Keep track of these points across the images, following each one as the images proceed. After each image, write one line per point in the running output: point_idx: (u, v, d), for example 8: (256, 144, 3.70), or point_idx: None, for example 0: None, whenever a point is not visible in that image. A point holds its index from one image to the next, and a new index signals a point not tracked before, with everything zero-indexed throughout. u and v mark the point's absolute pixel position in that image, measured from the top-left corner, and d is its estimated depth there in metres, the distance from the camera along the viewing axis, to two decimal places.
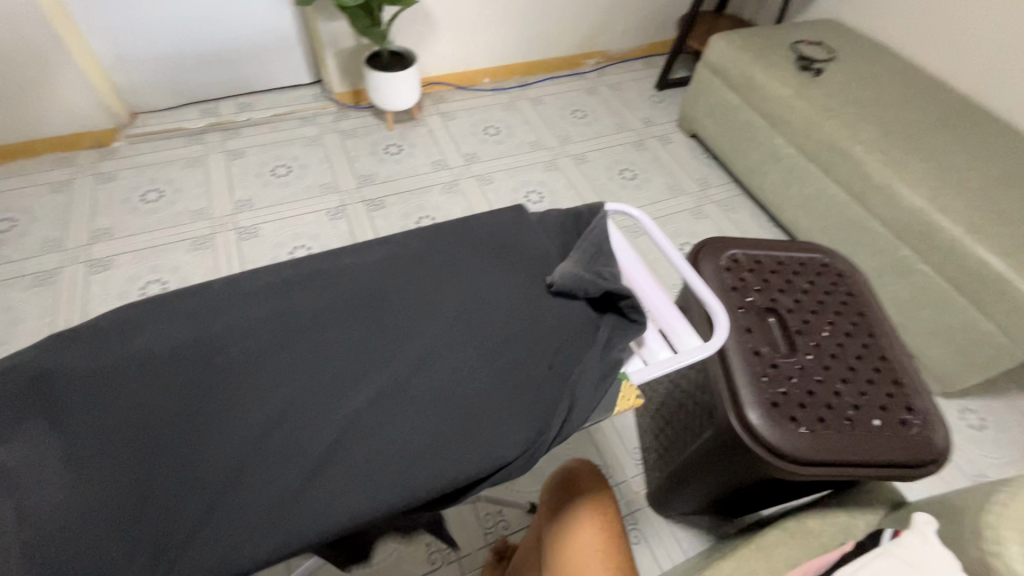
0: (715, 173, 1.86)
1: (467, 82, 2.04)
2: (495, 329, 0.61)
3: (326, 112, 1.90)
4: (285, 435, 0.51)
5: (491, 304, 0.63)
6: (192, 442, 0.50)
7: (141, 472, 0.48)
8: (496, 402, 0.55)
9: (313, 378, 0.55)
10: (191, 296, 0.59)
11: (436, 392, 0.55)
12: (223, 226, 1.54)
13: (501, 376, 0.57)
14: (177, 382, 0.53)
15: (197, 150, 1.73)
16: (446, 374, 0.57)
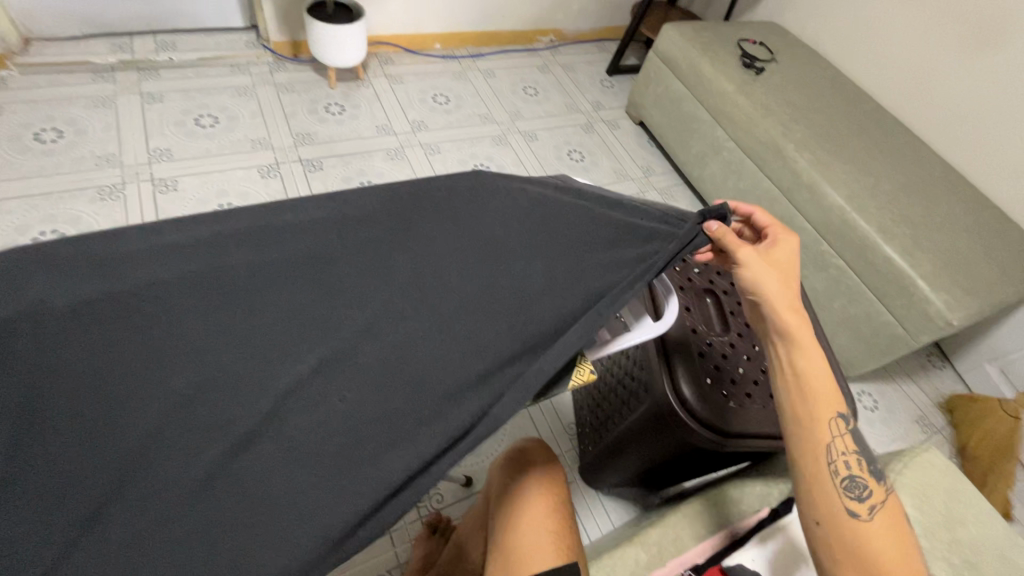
0: (658, 161, 1.91)
1: (417, 46, 1.95)
2: (448, 296, 0.59)
3: (261, 62, 1.75)
4: (217, 404, 0.48)
5: (445, 269, 0.61)
6: (112, 407, 0.46)
7: (41, 441, 0.43)
8: (447, 372, 0.54)
9: (250, 340, 0.51)
10: (98, 241, 0.52)
11: (385, 359, 0.54)
12: (136, 176, 1.39)
13: (454, 342, 0.56)
14: (80, 341, 0.47)
15: (107, 88, 1.54)
16: (395, 340, 0.55)
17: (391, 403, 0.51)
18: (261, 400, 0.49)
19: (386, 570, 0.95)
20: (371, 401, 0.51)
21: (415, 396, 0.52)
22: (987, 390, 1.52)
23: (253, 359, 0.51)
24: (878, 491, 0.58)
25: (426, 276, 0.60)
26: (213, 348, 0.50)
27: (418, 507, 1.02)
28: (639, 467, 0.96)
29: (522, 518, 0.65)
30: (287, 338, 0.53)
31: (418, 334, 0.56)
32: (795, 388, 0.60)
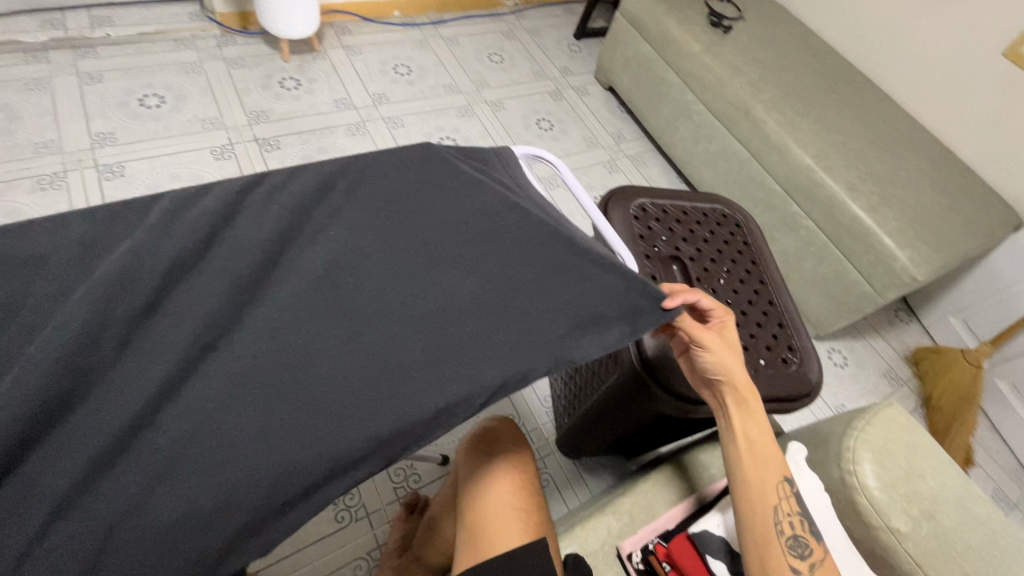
0: (629, 127, 1.87)
1: (375, 14, 1.86)
2: (401, 259, 0.49)
3: (208, 35, 1.65)
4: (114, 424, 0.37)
5: (393, 230, 0.50)
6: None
7: None
8: (402, 345, 0.44)
9: (152, 337, 0.41)
10: None
11: (322, 339, 0.43)
12: (79, 162, 1.31)
13: (407, 314, 0.45)
14: None
15: (39, 69, 1.44)
16: (336, 317, 0.44)
17: (324, 383, 0.41)
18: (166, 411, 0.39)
19: (365, 552, 0.95)
20: (305, 392, 0.40)
21: (359, 377, 0.42)
22: (951, 341, 1.57)
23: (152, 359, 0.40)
24: (822, 555, 0.58)
25: (370, 238, 0.49)
26: (103, 350, 0.39)
27: (396, 488, 1.02)
28: (616, 434, 0.95)
29: (489, 495, 0.64)
30: (192, 322, 0.42)
31: (364, 303, 0.45)
32: (744, 453, 0.60)
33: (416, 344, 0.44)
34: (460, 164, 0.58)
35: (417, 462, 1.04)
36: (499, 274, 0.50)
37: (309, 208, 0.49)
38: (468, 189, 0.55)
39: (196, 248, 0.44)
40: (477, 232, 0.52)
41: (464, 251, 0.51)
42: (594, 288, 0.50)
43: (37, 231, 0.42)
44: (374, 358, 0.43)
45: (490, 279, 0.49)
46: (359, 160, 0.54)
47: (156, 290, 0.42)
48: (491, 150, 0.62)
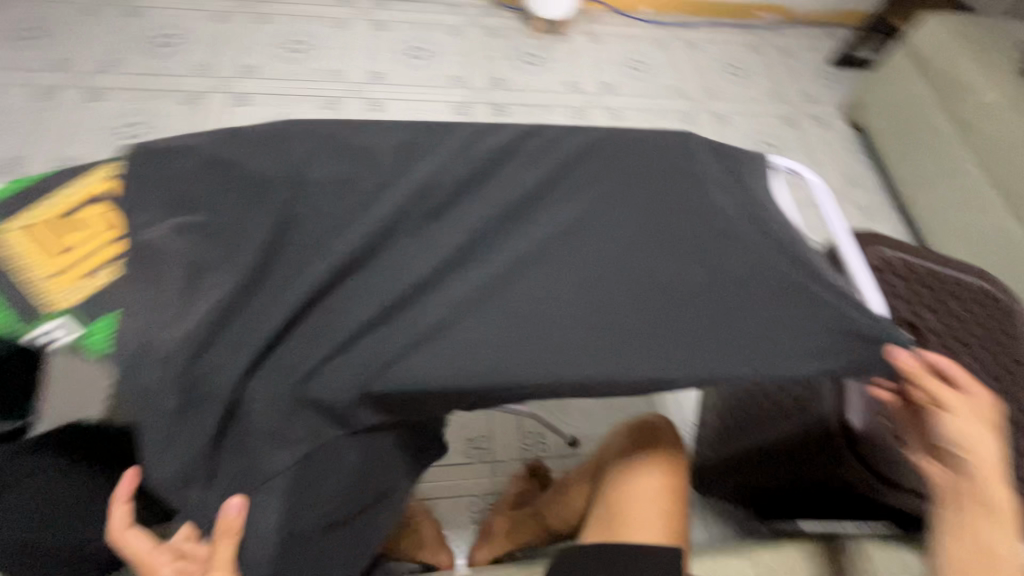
0: (867, 174, 1.65)
1: (626, 7, 1.89)
2: (643, 232, 0.50)
3: (476, 4, 1.83)
4: (394, 292, 0.45)
5: (641, 204, 0.52)
6: (308, 275, 0.45)
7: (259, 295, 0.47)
8: (627, 312, 0.46)
9: (430, 235, 0.48)
10: None
11: (560, 283, 0.47)
12: (354, 92, 1.57)
13: (638, 284, 0.47)
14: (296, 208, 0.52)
15: (347, 12, 1.75)
16: (577, 267, 0.48)
17: (555, 320, 0.45)
18: (430, 297, 0.46)
19: (481, 493, 1.02)
20: (537, 321, 0.44)
21: (586, 325, 0.45)
22: None
23: (428, 252, 0.47)
24: None
25: (619, 204, 0.52)
26: (399, 235, 0.48)
27: (523, 450, 1.07)
28: (764, 487, 0.87)
29: (633, 487, 0.64)
30: (465, 233, 0.48)
31: (604, 261, 0.48)
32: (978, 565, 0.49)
33: (643, 314, 0.46)
34: (716, 158, 0.57)
35: (548, 433, 1.07)
36: (732, 275, 0.49)
37: (575, 164, 0.53)
38: (718, 186, 0.55)
39: (477, 175, 0.51)
40: (720, 227, 0.52)
41: (704, 243, 0.51)
42: (825, 316, 0.48)
43: (374, 128, 0.52)
44: (601, 314, 0.45)
45: (723, 276, 0.49)
46: (627, 132, 0.56)
47: (446, 199, 0.49)
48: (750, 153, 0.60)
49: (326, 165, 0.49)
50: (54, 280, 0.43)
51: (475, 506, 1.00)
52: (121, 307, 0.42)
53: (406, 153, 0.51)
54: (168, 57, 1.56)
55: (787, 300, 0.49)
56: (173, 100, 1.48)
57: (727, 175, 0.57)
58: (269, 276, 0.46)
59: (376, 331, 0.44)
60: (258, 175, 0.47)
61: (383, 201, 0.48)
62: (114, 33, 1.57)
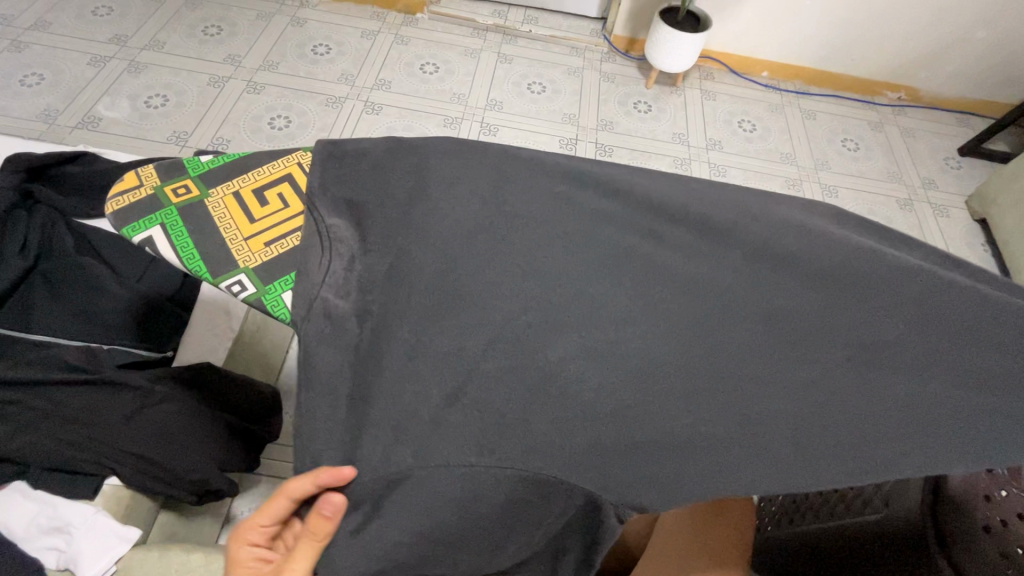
0: (987, 271, 1.53)
1: (744, 69, 1.91)
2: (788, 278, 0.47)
3: (597, 50, 1.93)
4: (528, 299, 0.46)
5: (794, 249, 0.48)
6: (447, 267, 0.47)
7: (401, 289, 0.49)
8: (746, 365, 0.45)
9: (565, 247, 0.48)
10: None
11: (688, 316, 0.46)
12: (472, 115, 1.69)
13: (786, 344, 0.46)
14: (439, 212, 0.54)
15: (477, 43, 1.89)
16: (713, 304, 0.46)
17: (678, 358, 0.45)
18: (559, 311, 0.46)
19: None
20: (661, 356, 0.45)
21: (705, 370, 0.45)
22: None
23: (561, 262, 0.47)
24: None
25: (773, 244, 0.48)
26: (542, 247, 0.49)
27: None
28: None
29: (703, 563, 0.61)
30: (601, 249, 0.48)
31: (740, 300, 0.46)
32: None
33: (767, 365, 0.45)
34: (858, 224, 0.55)
35: None
36: (882, 348, 0.45)
37: (722, 199, 0.51)
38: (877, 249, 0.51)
39: None
40: (883, 288, 0.46)
41: (858, 308, 0.46)
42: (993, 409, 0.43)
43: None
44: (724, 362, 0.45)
45: (866, 344, 0.45)
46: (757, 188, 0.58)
47: (586, 213, 0.49)
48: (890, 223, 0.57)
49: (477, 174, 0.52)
50: (248, 243, 0.51)
51: None
52: (297, 272, 0.49)
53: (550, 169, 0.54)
54: (318, 64, 1.76)
55: (946, 383, 0.44)
56: (316, 101, 1.66)
57: (876, 238, 0.53)
58: (409, 261, 0.48)
59: (505, 338, 0.46)
60: (417, 169, 0.51)
61: (526, 205, 0.49)
62: (280, 39, 1.81)
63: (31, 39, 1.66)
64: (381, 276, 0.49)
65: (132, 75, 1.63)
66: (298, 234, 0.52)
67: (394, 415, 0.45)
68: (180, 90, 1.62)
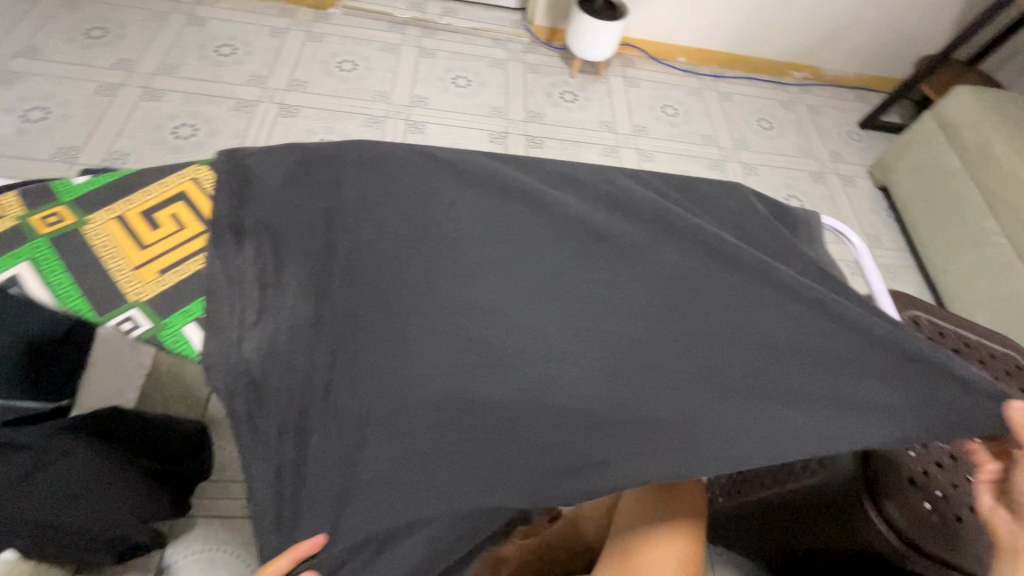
0: (892, 235, 1.66)
1: (663, 55, 1.96)
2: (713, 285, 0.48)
3: (519, 41, 1.91)
4: (459, 324, 0.44)
5: (714, 254, 0.50)
6: (371, 294, 0.44)
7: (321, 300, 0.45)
8: (689, 375, 0.44)
9: (496, 268, 0.47)
10: None
11: (624, 330, 0.45)
12: (397, 113, 1.63)
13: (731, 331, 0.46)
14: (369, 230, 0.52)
15: (396, 38, 1.83)
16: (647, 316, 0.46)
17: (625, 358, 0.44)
18: (493, 334, 0.44)
19: None
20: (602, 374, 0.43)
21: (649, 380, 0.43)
22: None
23: (491, 285, 0.46)
24: None
25: (691, 251, 0.50)
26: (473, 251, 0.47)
27: None
28: (782, 540, 0.85)
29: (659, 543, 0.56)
30: (529, 263, 0.48)
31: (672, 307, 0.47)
32: None
33: (708, 367, 0.44)
34: (776, 222, 0.57)
35: None
36: (815, 342, 0.45)
37: (642, 202, 0.52)
38: (791, 249, 0.54)
39: None
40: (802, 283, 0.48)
41: (784, 306, 0.47)
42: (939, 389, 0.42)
43: (444, 151, 0.54)
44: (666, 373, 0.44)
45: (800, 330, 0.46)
46: (681, 177, 0.58)
47: (513, 229, 0.49)
48: (804, 219, 0.60)
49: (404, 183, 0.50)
50: (136, 275, 0.45)
51: None
52: (206, 299, 0.44)
53: (474, 175, 0.52)
54: (223, 66, 1.63)
55: (885, 368, 0.44)
56: (225, 106, 1.54)
57: (792, 237, 0.56)
58: (329, 293, 0.45)
59: (437, 369, 0.42)
60: (337, 195, 0.50)
61: (453, 227, 0.48)
62: (178, 40, 1.66)
63: None
64: (297, 303, 0.45)
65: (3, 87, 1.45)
66: (197, 257, 0.46)
67: (319, 460, 0.41)
68: (63, 100, 1.46)
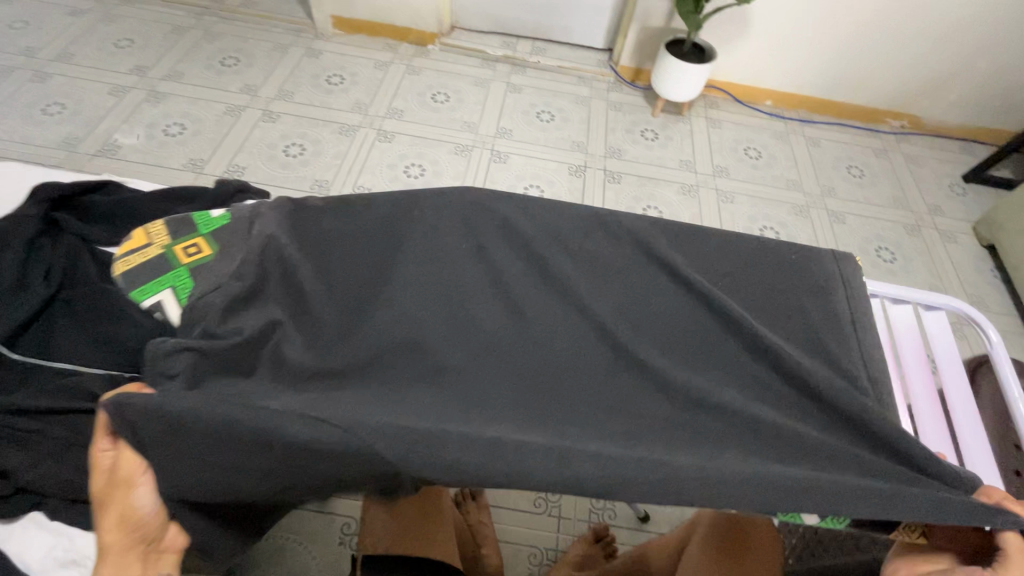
0: (997, 296, 1.53)
1: (748, 98, 1.96)
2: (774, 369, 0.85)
3: (605, 79, 1.97)
4: (380, 334, 0.61)
5: (694, 284, 0.66)
6: (246, 337, 0.57)
7: (342, 245, 0.67)
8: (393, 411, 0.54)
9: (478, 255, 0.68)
10: (450, 216, 0.70)
11: (602, 317, 0.64)
12: (483, 143, 1.72)
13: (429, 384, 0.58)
14: (383, 246, 0.67)
15: (487, 73, 1.94)
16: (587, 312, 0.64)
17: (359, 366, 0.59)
18: None
19: (542, 546, 1.02)
20: (541, 343, 0.62)
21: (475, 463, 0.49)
22: None
23: None
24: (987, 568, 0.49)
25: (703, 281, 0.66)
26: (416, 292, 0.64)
27: (590, 510, 1.07)
28: None
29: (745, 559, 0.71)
30: (559, 368, 0.61)
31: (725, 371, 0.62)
32: None
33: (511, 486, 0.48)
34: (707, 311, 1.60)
35: (619, 502, 1.06)
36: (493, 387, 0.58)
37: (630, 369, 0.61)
38: (798, 296, 0.68)
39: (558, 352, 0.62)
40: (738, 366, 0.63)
41: None
42: (692, 435, 0.56)
43: (480, 284, 0.66)
44: (490, 386, 0.58)
45: (470, 396, 0.57)
46: (690, 320, 0.65)
47: (575, 251, 0.69)
48: (837, 272, 0.71)
49: (464, 268, 0.67)
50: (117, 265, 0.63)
51: (535, 559, 1.00)
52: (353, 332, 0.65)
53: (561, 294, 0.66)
54: (332, 92, 1.80)
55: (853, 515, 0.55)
56: (331, 130, 1.69)
57: (791, 288, 0.69)
58: (337, 252, 0.66)
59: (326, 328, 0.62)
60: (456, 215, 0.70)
61: (443, 240, 0.68)
62: (296, 69, 1.86)
63: (55, 70, 1.72)
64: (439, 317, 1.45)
65: (151, 105, 1.67)
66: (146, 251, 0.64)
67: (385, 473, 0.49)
68: (196, 118, 1.66)
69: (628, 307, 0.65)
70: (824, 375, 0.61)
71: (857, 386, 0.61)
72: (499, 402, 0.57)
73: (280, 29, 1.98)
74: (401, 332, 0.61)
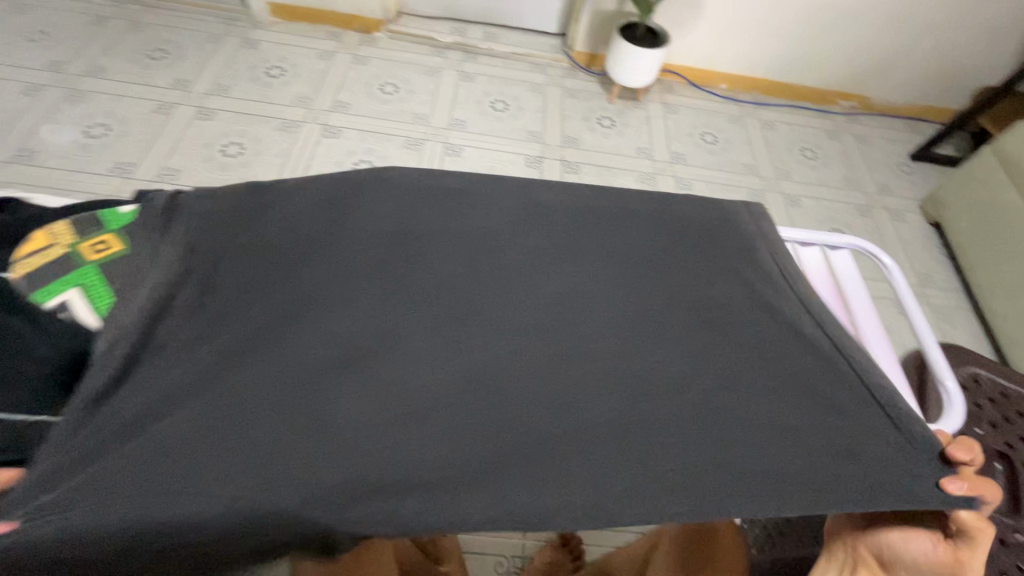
0: (943, 272, 1.58)
1: (703, 82, 1.94)
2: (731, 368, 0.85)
3: (559, 66, 1.93)
4: (289, 328, 0.55)
5: (626, 262, 0.63)
6: (142, 364, 0.52)
7: (248, 243, 0.61)
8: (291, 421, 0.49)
9: (398, 237, 0.62)
10: (366, 206, 0.65)
11: (534, 303, 0.59)
12: (435, 136, 1.65)
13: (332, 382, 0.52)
14: (291, 238, 0.62)
15: (437, 62, 1.86)
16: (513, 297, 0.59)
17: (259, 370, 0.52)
18: None
19: (507, 554, 1.00)
20: (464, 332, 0.56)
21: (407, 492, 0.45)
22: None
23: None
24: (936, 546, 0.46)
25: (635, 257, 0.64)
26: (332, 286, 0.58)
27: None
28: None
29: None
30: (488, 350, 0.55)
31: None
32: None
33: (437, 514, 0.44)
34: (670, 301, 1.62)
35: None
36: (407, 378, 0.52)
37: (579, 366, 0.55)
38: (732, 263, 0.66)
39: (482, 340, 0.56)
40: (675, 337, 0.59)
41: None
42: (637, 419, 0.51)
43: (398, 270, 0.60)
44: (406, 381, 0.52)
45: (384, 393, 0.51)
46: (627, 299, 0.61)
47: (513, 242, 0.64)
48: (750, 234, 0.69)
49: (375, 250, 0.61)
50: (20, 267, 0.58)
51: (501, 568, 0.98)
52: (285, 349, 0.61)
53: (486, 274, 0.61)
54: (271, 85, 1.70)
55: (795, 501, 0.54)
56: (272, 126, 1.59)
57: (725, 259, 0.66)
58: (239, 247, 0.61)
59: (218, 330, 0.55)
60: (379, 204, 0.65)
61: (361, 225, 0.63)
62: (231, 61, 1.74)
63: None
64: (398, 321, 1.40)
65: (71, 104, 1.54)
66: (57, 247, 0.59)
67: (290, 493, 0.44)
68: (122, 117, 1.53)
69: (564, 287, 0.60)
70: (761, 349, 0.58)
71: (802, 360, 0.58)
72: (416, 398, 0.51)
73: (212, 17, 1.85)
74: (303, 328, 0.55)
